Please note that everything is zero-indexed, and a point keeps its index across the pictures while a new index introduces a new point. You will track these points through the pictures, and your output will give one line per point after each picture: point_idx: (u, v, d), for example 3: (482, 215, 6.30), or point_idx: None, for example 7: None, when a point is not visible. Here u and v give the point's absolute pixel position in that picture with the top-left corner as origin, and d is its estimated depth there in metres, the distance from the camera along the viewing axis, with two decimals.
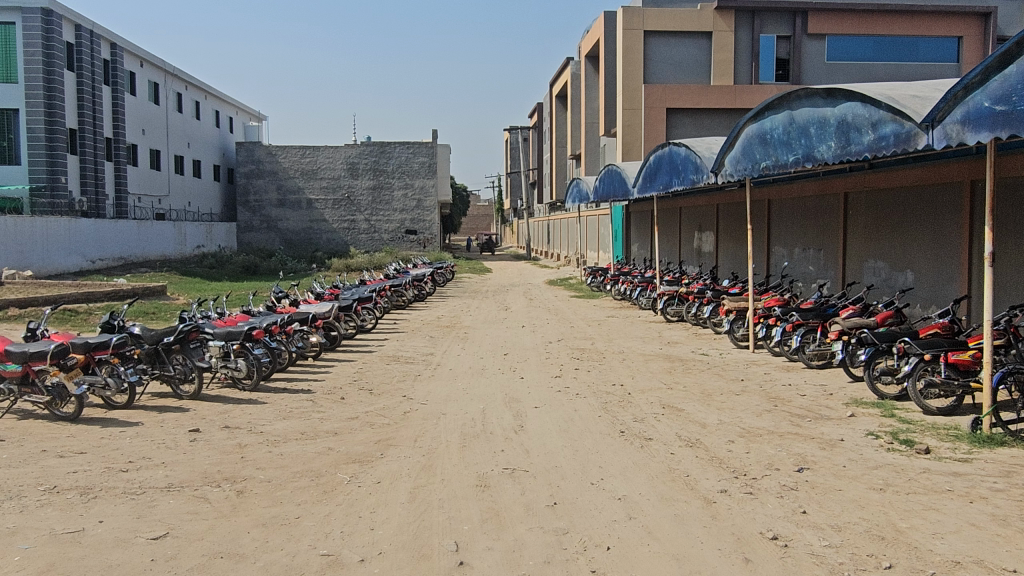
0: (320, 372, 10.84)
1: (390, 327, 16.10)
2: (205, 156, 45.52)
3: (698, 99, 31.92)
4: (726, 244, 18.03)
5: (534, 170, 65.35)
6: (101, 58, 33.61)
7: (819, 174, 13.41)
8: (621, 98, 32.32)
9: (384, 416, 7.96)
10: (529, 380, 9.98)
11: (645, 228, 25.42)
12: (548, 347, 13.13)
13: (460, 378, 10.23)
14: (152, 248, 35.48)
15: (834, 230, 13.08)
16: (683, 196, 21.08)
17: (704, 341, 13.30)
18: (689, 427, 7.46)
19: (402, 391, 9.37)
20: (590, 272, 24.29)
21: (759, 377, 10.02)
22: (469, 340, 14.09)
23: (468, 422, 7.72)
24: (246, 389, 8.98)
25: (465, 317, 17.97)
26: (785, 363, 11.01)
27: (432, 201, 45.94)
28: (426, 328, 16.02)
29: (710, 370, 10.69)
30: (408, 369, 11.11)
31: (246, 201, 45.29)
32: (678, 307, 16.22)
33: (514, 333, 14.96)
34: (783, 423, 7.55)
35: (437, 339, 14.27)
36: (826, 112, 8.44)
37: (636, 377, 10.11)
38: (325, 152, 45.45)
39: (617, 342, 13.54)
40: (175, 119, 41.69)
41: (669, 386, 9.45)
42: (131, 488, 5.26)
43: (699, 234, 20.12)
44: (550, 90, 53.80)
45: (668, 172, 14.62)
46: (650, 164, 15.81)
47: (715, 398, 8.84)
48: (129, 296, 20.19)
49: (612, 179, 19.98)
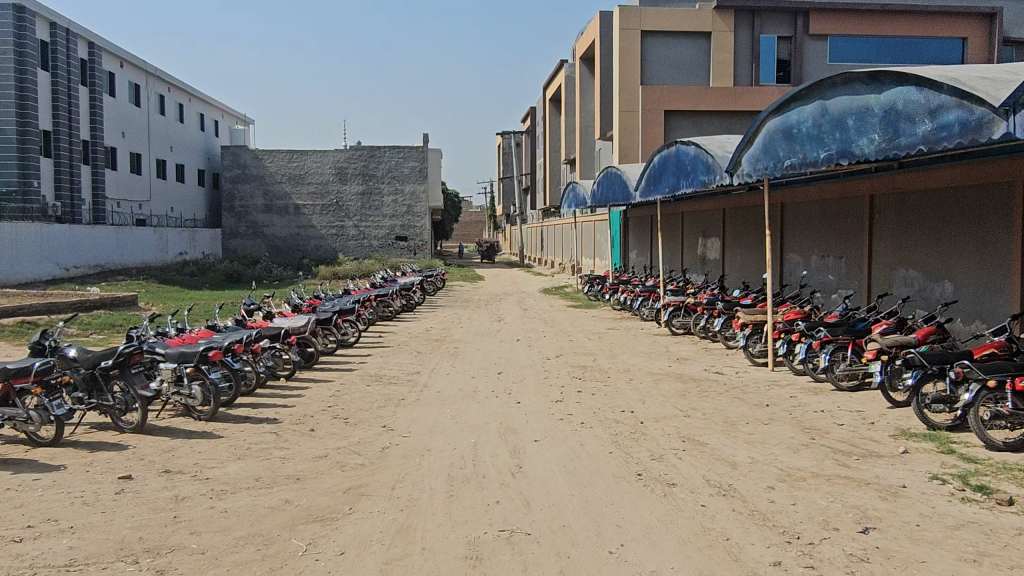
0: (292, 395, 9.66)
1: (374, 341, 14.95)
2: (189, 160, 44.25)
3: (697, 102, 30.95)
4: (733, 251, 17.03)
5: (527, 176, 64.33)
6: (77, 58, 32.37)
7: (840, 175, 12.37)
8: (618, 99, 31.25)
9: (358, 452, 6.80)
10: (525, 406, 8.84)
11: (645, 235, 24.40)
12: (546, 364, 12.00)
13: (449, 403, 9.08)
14: (130, 255, 34.16)
15: (857, 236, 12.04)
16: (685, 201, 20.09)
17: (717, 358, 12.19)
18: (718, 467, 6.32)
19: (382, 419, 8.21)
20: (587, 281, 23.24)
21: (785, 402, 8.90)
22: (460, 356, 12.93)
23: (458, 462, 6.55)
24: (201, 419, 7.77)
25: (455, 329, 16.82)
26: (811, 384, 9.90)
27: (423, 206, 44.83)
28: (412, 342, 14.87)
29: (729, 393, 9.57)
30: (391, 391, 9.96)
31: (232, 207, 44.03)
32: (684, 319, 15.14)
33: (508, 348, 13.81)
34: (827, 462, 6.42)
35: (424, 355, 13.11)
36: (868, 101, 7.37)
37: (647, 401, 8.97)
38: (313, 157, 44.25)
39: (621, 358, 12.39)
40: (157, 122, 40.43)
41: (686, 413, 8.32)
42: (17, 569, 4.07)
43: (703, 240, 19.11)
44: (544, 93, 52.83)
45: (674, 174, 13.54)
46: (655, 165, 14.71)
47: (739, 427, 7.70)
48: (96, 306, 18.91)
49: (611, 182, 18.89)
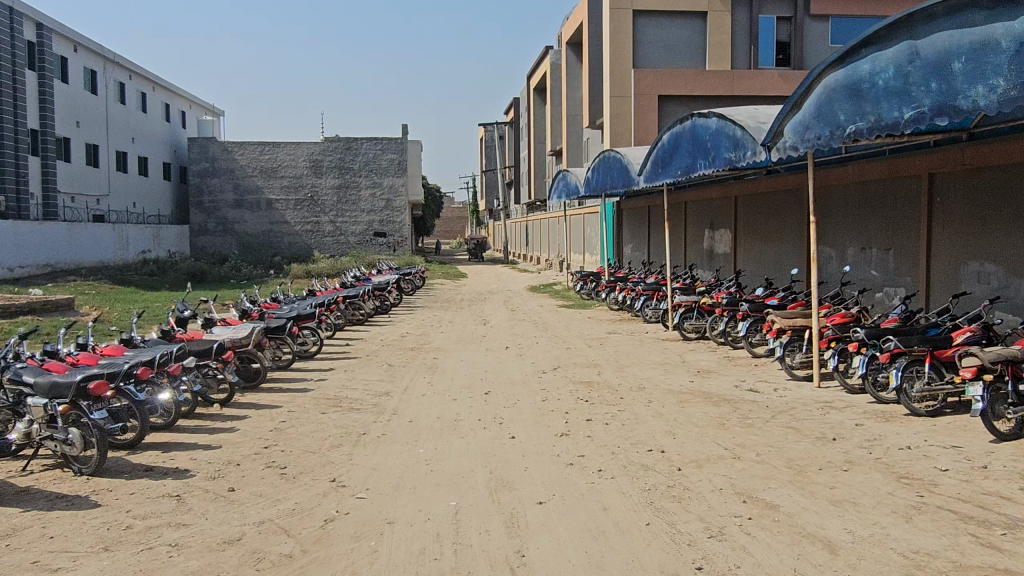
0: (222, 429, 7.57)
1: (340, 350, 12.86)
2: (153, 152, 41.72)
3: (693, 86, 28.91)
4: (748, 244, 15.19)
5: (510, 169, 62.20)
6: (24, 40, 29.85)
7: (886, 153, 10.53)
8: (608, 84, 29.35)
9: (286, 531, 4.72)
10: (522, 444, 6.81)
11: (641, 229, 22.51)
12: (546, 380, 9.98)
13: (423, 440, 7.05)
14: (86, 254, 31.74)
15: (908, 224, 10.20)
16: (688, 188, 18.26)
17: (746, 370, 10.24)
18: (809, 553, 4.34)
19: (331, 467, 6.15)
20: (579, 278, 21.24)
21: (854, 433, 6.94)
22: (439, 370, 10.86)
23: (430, 547, 4.50)
24: (80, 476, 5.69)
25: (434, 334, 14.79)
26: (874, 407, 7.97)
27: (402, 201, 42.65)
28: (385, 351, 12.79)
29: (778, 419, 7.61)
30: (353, 420, 7.92)
31: (200, 202, 41.54)
32: (697, 321, 13.18)
33: (496, 358, 11.78)
34: (963, 540, 4.47)
35: (397, 368, 11.04)
36: (989, 34, 5.54)
37: (679, 435, 6.98)
38: (286, 148, 41.90)
39: (630, 372, 10.40)
40: (117, 111, 37.92)
41: (734, 453, 6.34)
42: None
43: (711, 232, 17.29)
44: (528, 82, 50.81)
45: (689, 153, 11.58)
46: (664, 145, 12.72)
47: (812, 476, 5.74)
48: (22, 311, 16.59)
49: (607, 168, 16.88)
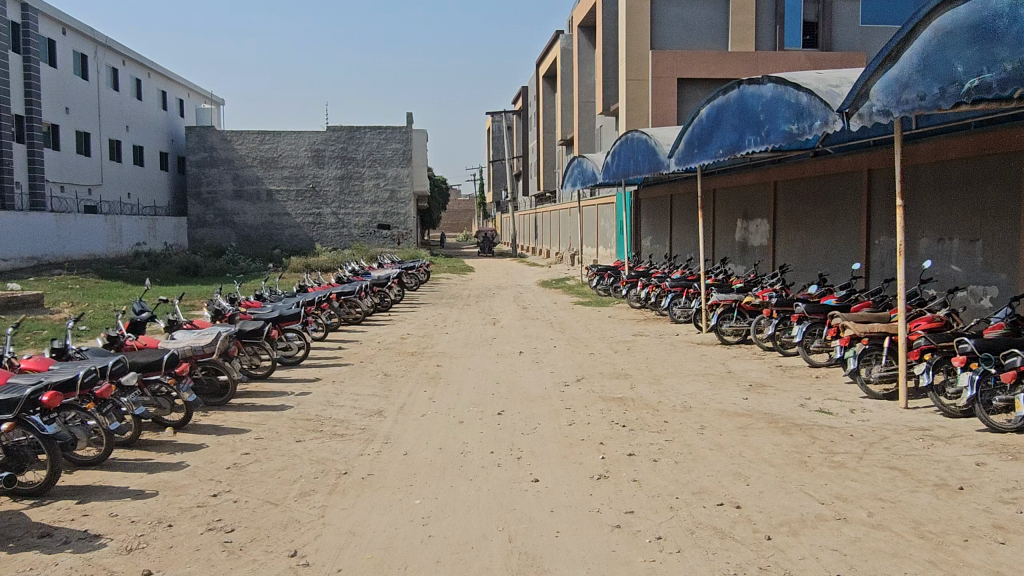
0: (167, 465, 5.99)
1: (330, 356, 11.27)
2: (148, 141, 40.20)
3: (715, 68, 27.17)
4: (791, 234, 13.58)
5: (519, 159, 60.45)
6: (8, 20, 28.26)
7: (971, 126, 8.90)
8: (624, 66, 27.64)
9: None
10: (549, 494, 5.21)
11: (663, 219, 20.91)
12: (570, 396, 8.38)
13: (422, 486, 5.45)
14: (76, 246, 30.33)
15: (999, 210, 8.58)
16: (717, 174, 16.64)
17: (808, 384, 8.59)
18: None
19: (295, 531, 4.56)
20: (595, 273, 19.81)
21: (984, 479, 5.31)
22: (443, 381, 9.26)
23: None
24: None
25: (438, 335, 13.19)
26: (990, 438, 6.32)
27: (407, 192, 41.03)
28: (381, 357, 11.19)
29: (871, 454, 5.97)
30: (334, 451, 6.34)
31: (198, 193, 40.02)
32: (738, 323, 11.52)
33: (510, 366, 10.17)
34: None
35: (394, 379, 9.45)
36: None
37: (752, 481, 5.36)
38: (287, 138, 40.30)
39: (669, 385, 8.76)
40: (109, 98, 36.40)
41: (836, 512, 4.71)
42: None
43: (744, 223, 15.68)
44: (538, 70, 49.02)
45: (732, 129, 9.96)
46: (701, 120, 11.04)
47: (959, 553, 4.10)
48: None
49: (630, 151, 15.23)
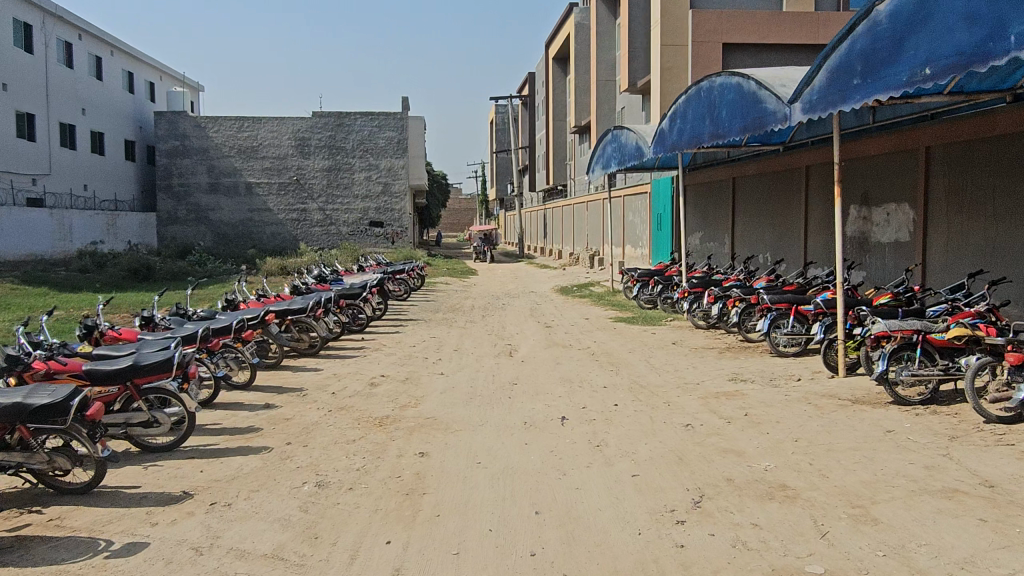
0: None
1: (240, 426, 6.63)
2: (109, 127, 35.45)
3: (769, 31, 22.54)
4: (959, 223, 9.10)
5: (525, 152, 55.96)
6: None
7: None
8: (659, 30, 23.07)
9: None
10: None
11: (721, 210, 16.37)
12: (705, 571, 3.75)
13: None
14: (8, 245, 25.64)
15: None
16: (815, 145, 12.10)
17: None
18: None
19: None
20: (638, 279, 15.23)
21: None
22: (426, 509, 4.64)
23: None
24: None
25: (427, 380, 8.52)
26: None
27: (402, 185, 36.45)
28: (326, 428, 6.55)
29: None
30: None
31: (167, 185, 35.26)
32: (923, 371, 6.85)
33: (553, 460, 5.54)
34: None
35: (331, 498, 4.85)
36: None
37: None
38: (268, 124, 35.69)
39: (903, 533, 4.15)
40: (62, 77, 31.72)
41: None
42: None
43: (863, 209, 11.17)
44: (547, 51, 44.39)
45: (966, 22, 5.55)
46: (874, 26, 6.57)
47: None
48: None
49: (707, 103, 10.64)
